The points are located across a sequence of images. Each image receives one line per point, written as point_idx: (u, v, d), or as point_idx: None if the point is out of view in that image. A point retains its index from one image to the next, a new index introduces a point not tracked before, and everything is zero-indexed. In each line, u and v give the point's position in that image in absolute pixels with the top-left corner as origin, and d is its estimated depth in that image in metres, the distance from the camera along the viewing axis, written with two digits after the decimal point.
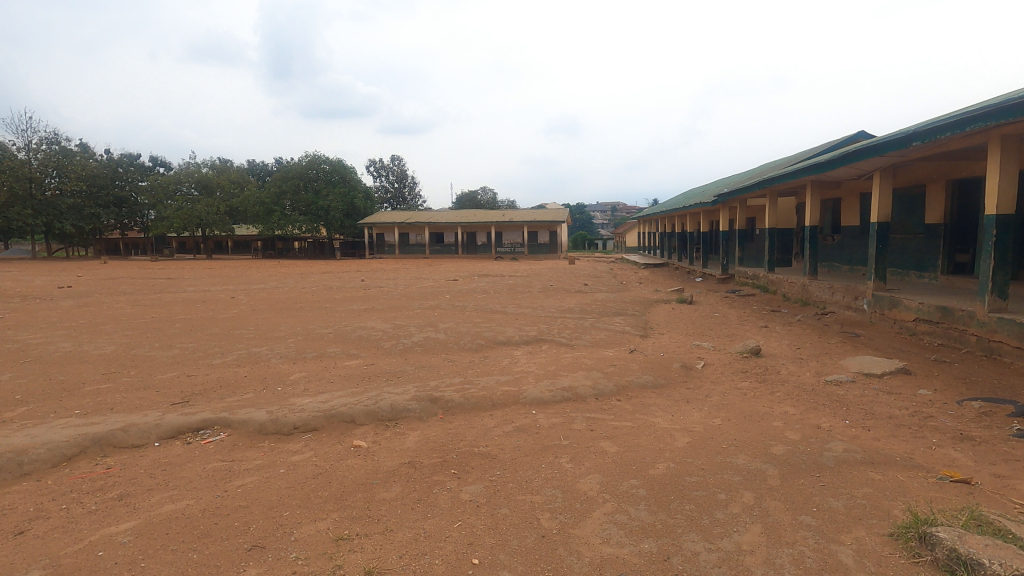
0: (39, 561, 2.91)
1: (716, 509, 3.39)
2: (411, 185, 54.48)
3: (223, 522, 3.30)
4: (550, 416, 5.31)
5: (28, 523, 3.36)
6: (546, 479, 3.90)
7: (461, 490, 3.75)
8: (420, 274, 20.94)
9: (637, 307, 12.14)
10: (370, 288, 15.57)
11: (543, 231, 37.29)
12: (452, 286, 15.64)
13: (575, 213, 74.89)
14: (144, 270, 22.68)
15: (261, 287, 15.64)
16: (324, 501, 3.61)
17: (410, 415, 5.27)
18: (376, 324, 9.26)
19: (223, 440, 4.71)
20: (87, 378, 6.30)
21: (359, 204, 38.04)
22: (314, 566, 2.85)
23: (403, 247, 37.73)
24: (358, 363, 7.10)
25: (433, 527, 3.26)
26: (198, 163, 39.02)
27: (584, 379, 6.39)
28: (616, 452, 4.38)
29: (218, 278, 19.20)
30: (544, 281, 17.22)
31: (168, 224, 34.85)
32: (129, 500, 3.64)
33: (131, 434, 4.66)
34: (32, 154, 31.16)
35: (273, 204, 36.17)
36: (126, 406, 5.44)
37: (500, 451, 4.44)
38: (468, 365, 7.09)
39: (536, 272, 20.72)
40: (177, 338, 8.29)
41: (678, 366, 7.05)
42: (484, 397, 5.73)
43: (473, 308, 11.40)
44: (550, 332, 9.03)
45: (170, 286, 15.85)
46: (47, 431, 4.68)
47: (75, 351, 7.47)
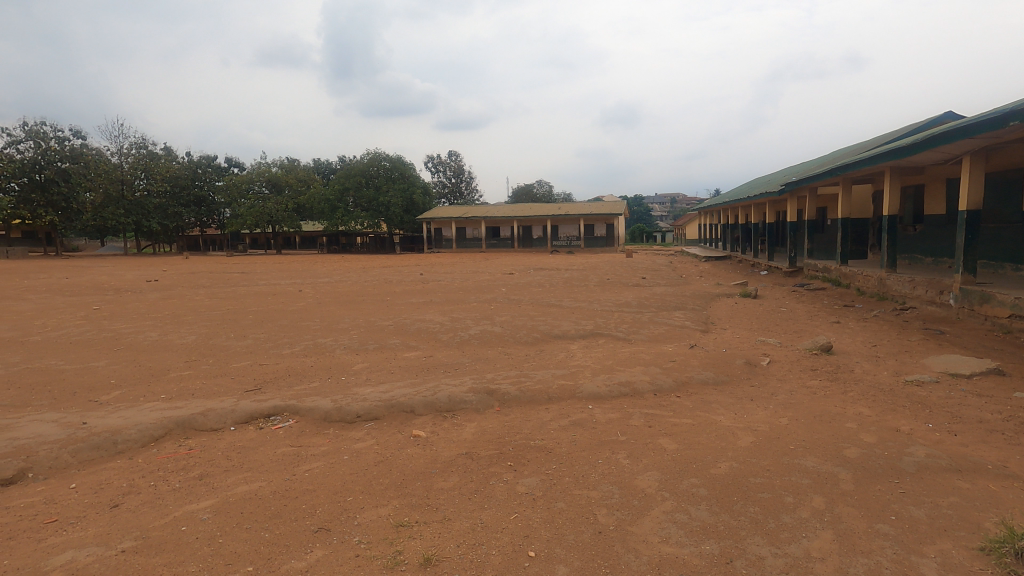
0: (132, 533, 3.17)
1: (783, 513, 3.24)
2: (468, 181, 55.21)
3: (291, 505, 3.47)
4: (607, 411, 5.24)
5: (122, 497, 3.67)
6: (603, 474, 3.87)
7: (517, 482, 3.77)
8: (475, 268, 21.27)
9: (698, 301, 11.79)
10: (428, 281, 15.97)
11: (600, 224, 36.86)
12: (508, 280, 15.77)
13: (634, 204, 73.48)
14: (222, 265, 24.27)
15: (326, 281, 16.39)
16: (385, 488, 3.73)
17: (467, 407, 5.35)
18: (433, 316, 9.47)
19: (292, 427, 4.95)
20: (171, 365, 6.80)
21: (417, 199, 38.86)
22: (376, 551, 2.94)
23: (460, 242, 38.52)
24: (417, 354, 7.29)
25: (491, 518, 3.29)
26: (268, 164, 41.10)
27: (642, 374, 6.26)
28: (676, 450, 4.27)
29: (287, 272, 20.24)
30: (601, 274, 17.00)
31: (242, 221, 36.96)
32: (209, 480, 3.90)
33: (210, 419, 4.99)
34: (124, 159, 33.92)
35: (336, 201, 37.60)
36: (205, 392, 5.82)
37: (556, 445, 4.43)
38: (525, 359, 7.11)
39: (593, 266, 20.50)
40: (250, 329, 8.78)
41: (741, 362, 6.79)
42: (540, 390, 5.73)
43: (529, 302, 11.46)
44: (607, 326, 8.91)
45: (244, 281, 16.84)
46: (137, 413, 5.08)
47: (162, 339, 8.07)
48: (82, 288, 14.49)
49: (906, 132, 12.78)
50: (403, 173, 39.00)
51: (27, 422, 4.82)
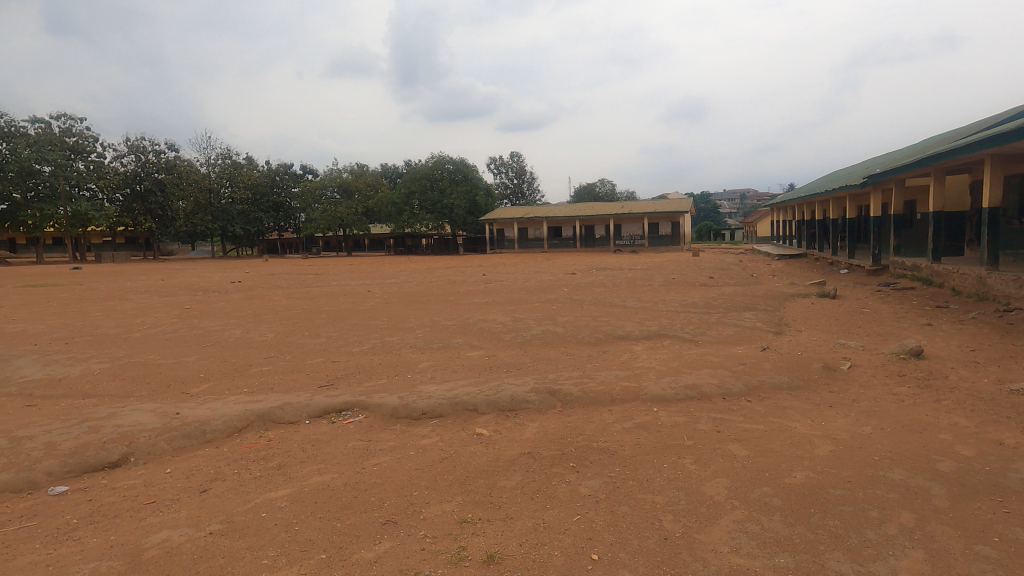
0: (218, 516, 3.41)
1: (866, 528, 3.03)
2: (530, 181, 55.37)
3: (361, 497, 3.61)
4: (673, 414, 5.10)
5: (210, 483, 3.96)
6: (668, 479, 3.76)
7: (580, 483, 3.74)
8: (537, 268, 21.27)
9: (770, 302, 11.22)
10: (491, 282, 16.16)
11: (665, 223, 35.88)
12: (571, 280, 15.66)
13: (700, 202, 70.92)
14: (298, 267, 25.52)
15: (393, 282, 16.96)
16: (449, 484, 3.80)
17: (530, 407, 5.37)
18: (496, 316, 9.56)
19: (361, 422, 5.15)
20: (253, 361, 7.26)
21: (480, 201, 39.39)
22: (440, 545, 3.01)
23: (522, 242, 38.71)
24: (480, 354, 7.39)
25: (553, 518, 3.28)
26: (340, 170, 42.95)
27: (710, 377, 6.03)
28: (747, 456, 4.09)
29: (357, 273, 21.08)
30: (666, 274, 16.56)
31: (316, 225, 38.80)
32: (285, 470, 4.13)
33: (287, 412, 5.28)
34: (211, 168, 36.55)
35: (402, 204, 38.74)
36: (283, 387, 6.17)
37: (620, 447, 4.36)
38: (587, 359, 7.04)
39: (657, 265, 20.01)
40: (323, 327, 9.22)
41: (818, 366, 6.41)
42: (603, 391, 5.65)
43: (591, 302, 11.35)
44: (672, 327, 8.67)
45: (318, 282, 17.71)
46: (223, 405, 5.47)
47: (244, 336, 8.64)
48: (176, 289, 15.73)
49: (1009, 116, 11.61)
50: (466, 176, 39.61)
51: (130, 411, 5.29)
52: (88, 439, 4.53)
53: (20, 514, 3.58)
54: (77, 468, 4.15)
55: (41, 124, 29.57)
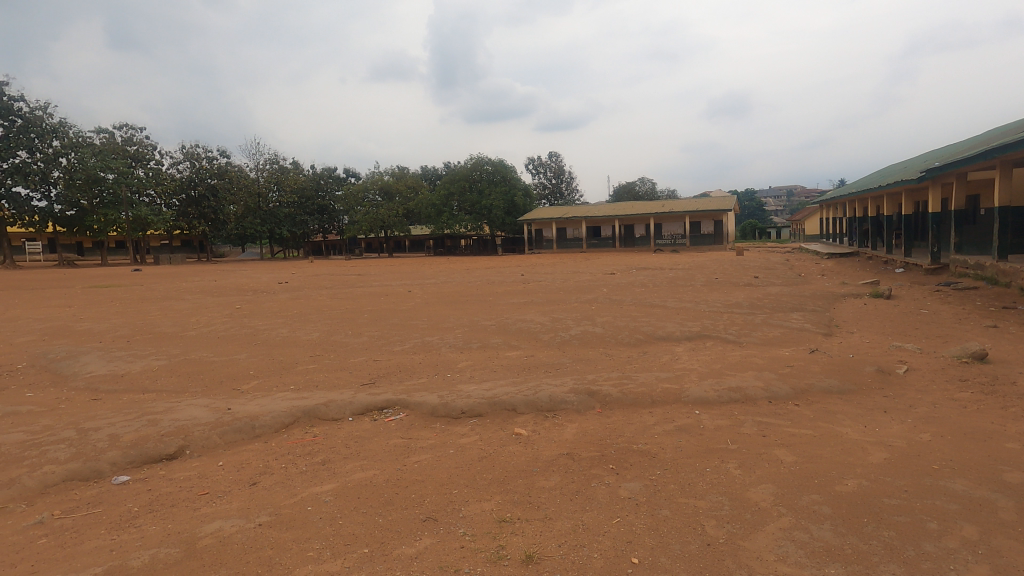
0: (267, 509, 3.54)
1: (924, 540, 2.89)
2: (569, 181, 55.10)
3: (402, 494, 3.67)
4: (715, 418, 4.98)
5: (259, 476, 4.11)
6: (711, 484, 3.68)
7: (620, 486, 3.70)
8: (576, 268, 21.17)
9: (819, 302, 10.80)
10: (529, 282, 16.17)
11: (707, 222, 35.07)
12: (610, 280, 15.49)
13: (745, 199, 68.94)
14: (341, 268, 26.18)
15: (433, 282, 17.19)
16: (488, 483, 3.83)
17: (569, 407, 5.34)
18: (535, 317, 9.56)
19: (402, 420, 5.24)
20: (299, 359, 7.50)
21: (518, 201, 39.51)
22: (479, 544, 3.04)
23: (560, 242, 38.63)
24: (519, 354, 7.39)
25: (592, 520, 3.26)
26: (381, 173, 43.86)
27: (755, 380, 5.86)
28: (794, 462, 3.95)
29: (398, 274, 21.46)
30: (708, 274, 16.18)
31: (358, 227, 39.71)
32: (330, 466, 4.25)
33: (331, 409, 5.42)
34: (260, 173, 37.93)
35: (442, 206, 39.22)
36: (327, 384, 6.35)
37: (661, 450, 4.29)
38: (626, 360, 6.95)
39: (699, 265, 19.57)
40: (365, 327, 9.43)
41: (871, 369, 6.13)
42: (643, 393, 5.57)
43: (631, 302, 11.20)
44: (714, 328, 8.45)
45: (361, 282, 18.13)
46: (271, 401, 5.66)
47: (291, 335, 8.93)
48: (228, 289, 16.41)
49: None
50: (504, 176, 39.74)
51: (185, 406, 5.55)
52: (147, 431, 4.77)
53: (87, 501, 3.81)
54: (137, 459, 4.39)
55: (105, 134, 31.35)
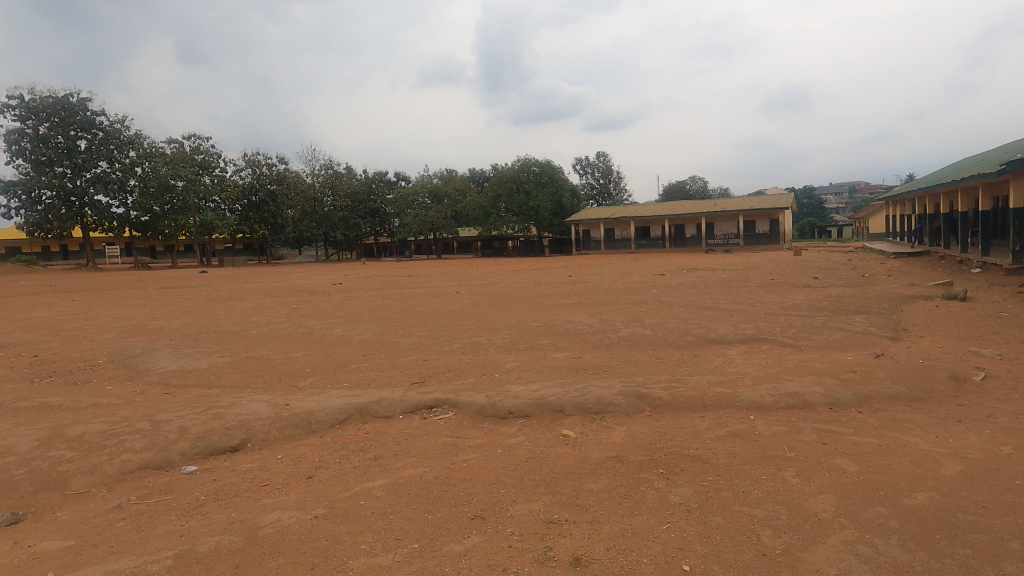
0: (322, 502, 3.67)
1: (1005, 561, 2.68)
2: (617, 181, 54.46)
3: (451, 492, 3.73)
4: (771, 424, 4.80)
5: (315, 470, 4.27)
6: (766, 492, 3.54)
7: (670, 491, 3.62)
8: (625, 269, 20.85)
9: (886, 304, 10.22)
10: (577, 283, 16.07)
11: (762, 220, 33.81)
12: (660, 281, 15.19)
13: (803, 196, 66.01)
14: (392, 270, 26.82)
15: (481, 283, 17.34)
16: (535, 483, 3.83)
17: (617, 410, 5.28)
18: (582, 318, 9.49)
19: (451, 418, 5.32)
20: (352, 357, 7.73)
21: (565, 202, 39.36)
22: (527, 544, 3.04)
23: (609, 243, 38.21)
24: (566, 356, 7.36)
25: (642, 525, 3.20)
26: (430, 176, 44.66)
27: (814, 385, 5.61)
28: (857, 473, 3.75)
29: (447, 275, 21.78)
30: (763, 275, 15.59)
31: (409, 230, 40.58)
32: (381, 462, 4.36)
33: (383, 406, 5.57)
34: (316, 178, 39.41)
35: (490, 207, 39.58)
36: (379, 383, 6.52)
37: (713, 456, 4.17)
38: (677, 363, 6.80)
39: (754, 265, 18.89)
40: (415, 327, 9.62)
41: (944, 376, 5.75)
42: (695, 397, 5.44)
43: (682, 304, 10.95)
44: (771, 331, 8.14)
45: (411, 283, 18.50)
46: (326, 398, 5.87)
47: (345, 334, 9.23)
48: (286, 290, 17.13)
49: None
50: (552, 177, 39.60)
51: (247, 401, 5.83)
52: (213, 424, 5.04)
53: (159, 488, 4.07)
54: (205, 450, 4.65)
55: (176, 144, 33.34)
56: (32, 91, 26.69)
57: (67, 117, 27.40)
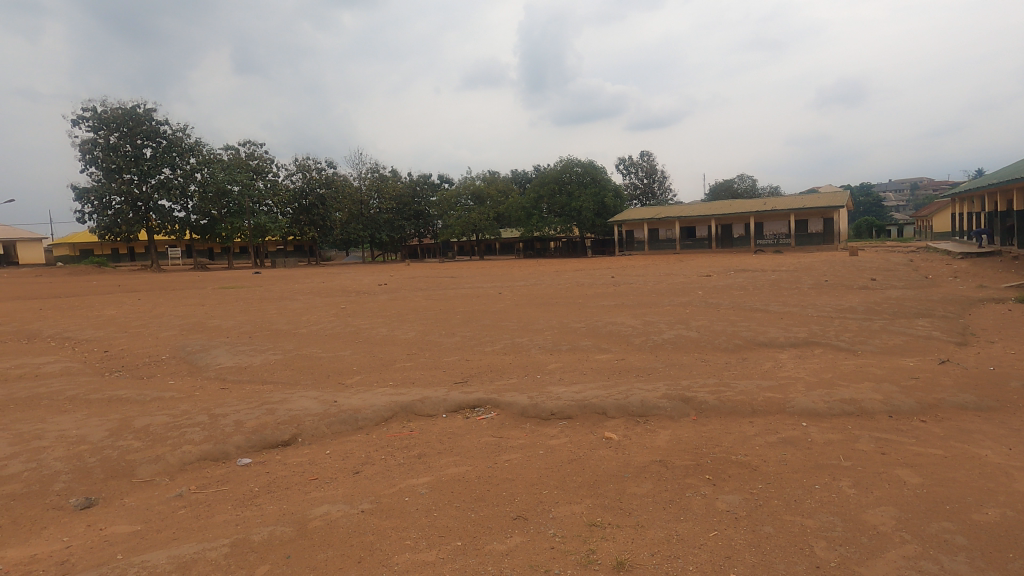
0: (367, 497, 3.76)
1: None
2: (661, 180, 53.51)
3: (493, 491, 3.76)
4: (826, 431, 4.60)
5: (361, 465, 4.39)
6: (820, 502, 3.40)
7: (717, 498, 3.53)
8: (670, 270, 20.48)
9: (952, 308, 9.63)
10: (620, 284, 15.85)
11: (815, 220, 32.49)
12: (706, 282, 14.81)
13: (861, 194, 63.02)
14: (436, 271, 27.18)
15: (523, 284, 17.34)
16: (578, 485, 3.81)
17: (661, 413, 5.19)
18: (626, 319, 9.36)
19: (493, 418, 5.36)
20: (397, 357, 7.88)
21: (608, 202, 38.95)
22: (569, 546, 3.03)
23: (653, 243, 37.59)
24: (609, 357, 7.28)
25: (687, 532, 3.14)
26: (473, 178, 45.08)
27: (871, 392, 5.35)
28: (920, 485, 3.55)
29: (489, 276, 21.94)
30: (817, 276, 14.96)
31: (451, 231, 41.05)
32: (425, 459, 4.43)
33: (427, 405, 5.66)
34: (362, 181, 40.42)
35: (532, 208, 39.60)
36: (423, 382, 6.62)
37: (763, 462, 4.04)
38: (724, 367, 6.62)
39: (806, 266, 18.17)
40: (458, 327, 9.72)
41: (1017, 385, 5.37)
42: (743, 401, 5.28)
43: (729, 305, 10.66)
44: (824, 334, 7.82)
45: (454, 284, 18.72)
46: (371, 396, 6.02)
47: (390, 334, 9.43)
48: (335, 290, 17.68)
49: None
50: (595, 177, 39.27)
51: (298, 397, 6.05)
52: (267, 419, 5.25)
53: (216, 479, 4.27)
54: (258, 443, 4.84)
55: (232, 150, 34.88)
56: (104, 103, 28.54)
57: (135, 127, 29.12)
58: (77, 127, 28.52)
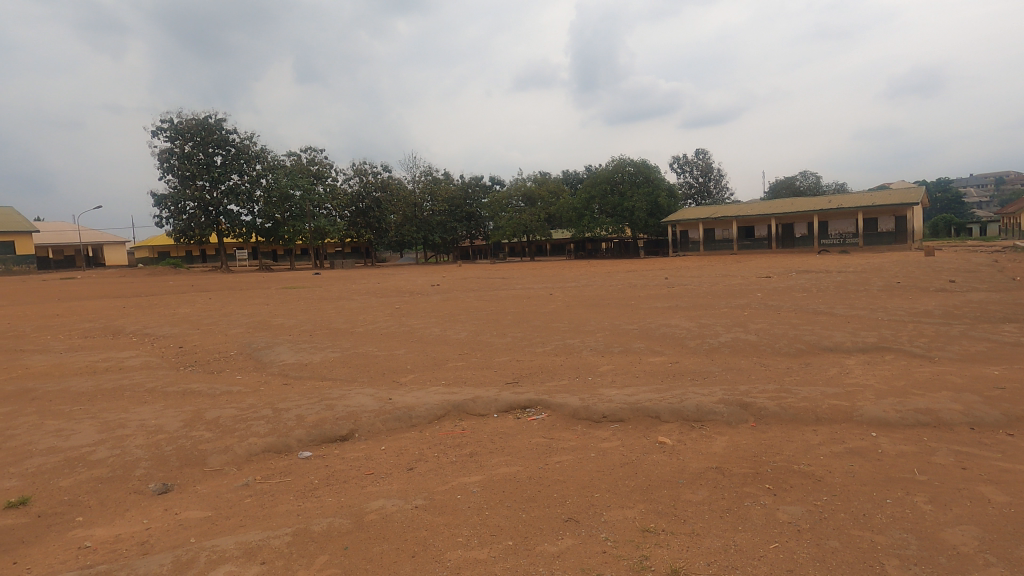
0: (420, 493, 3.84)
1: None
2: (718, 178, 51.88)
3: (544, 492, 3.75)
4: (898, 442, 4.33)
5: (415, 462, 4.48)
6: (892, 518, 3.20)
7: (778, 508, 3.38)
8: (728, 271, 19.84)
9: None
10: (674, 285, 15.48)
11: (886, 218, 30.62)
12: (766, 284, 14.23)
13: (938, 190, 58.90)
14: (487, 272, 27.44)
15: (574, 285, 17.20)
16: (630, 490, 3.74)
17: (718, 418, 5.03)
18: (681, 321, 9.13)
19: (544, 419, 5.36)
20: (449, 356, 8.00)
21: (662, 202, 38.14)
22: (622, 551, 2.99)
23: (708, 244, 36.49)
24: (663, 360, 7.13)
25: (746, 542, 3.03)
26: (524, 179, 45.18)
27: (951, 402, 4.98)
28: (1007, 504, 3.28)
29: (541, 277, 21.93)
30: (889, 277, 14.09)
31: (503, 232, 41.25)
32: (477, 458, 4.48)
33: (478, 404, 5.72)
34: (416, 183, 41.22)
35: (583, 209, 39.33)
36: (475, 381, 6.70)
37: (828, 473, 3.85)
38: (786, 372, 6.34)
39: (878, 267, 17.12)
40: (509, 328, 9.77)
41: None
42: (806, 409, 5.04)
43: (790, 308, 10.21)
44: (896, 340, 7.35)
45: (505, 285, 18.81)
46: (424, 394, 6.14)
47: (443, 334, 9.57)
48: (390, 291, 18.15)
49: None
50: (648, 177, 38.57)
51: (355, 394, 6.25)
52: (326, 414, 5.45)
53: (280, 470, 4.47)
54: (318, 437, 5.04)
55: (294, 156, 36.44)
56: (179, 115, 30.50)
57: (207, 136, 30.95)
58: (156, 138, 30.60)
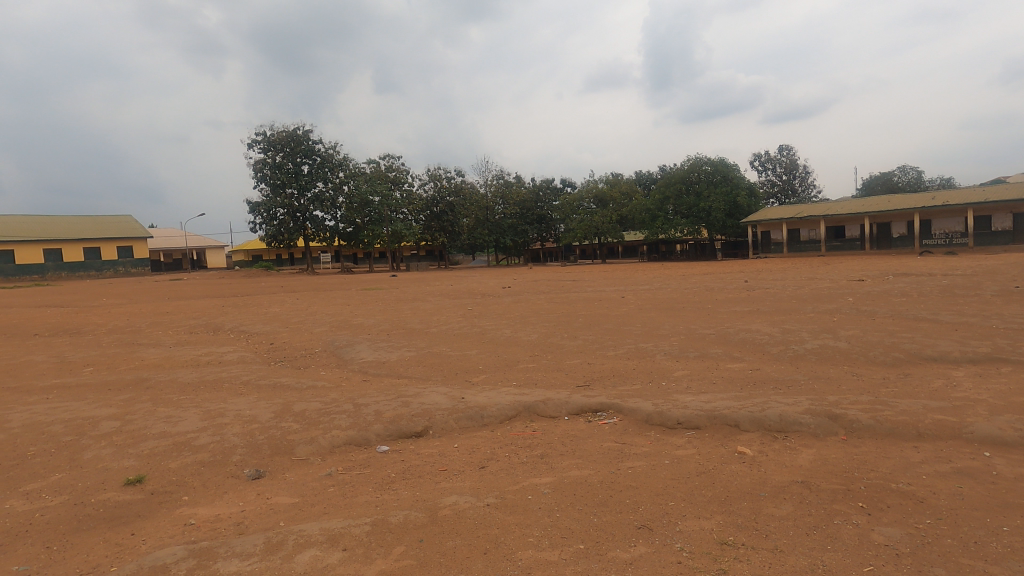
0: (491, 492, 3.89)
1: None
2: (803, 175, 48.93)
3: (616, 497, 3.69)
4: (1016, 464, 3.89)
5: (486, 461, 4.56)
6: (1008, 547, 2.89)
7: (872, 529, 3.14)
8: (815, 274, 18.66)
9: None
10: (755, 289, 14.72)
11: (1000, 215, 27.68)
12: (858, 288, 13.22)
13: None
14: (558, 275, 27.36)
15: (648, 288, 16.78)
16: (708, 500, 3.61)
17: (803, 430, 4.74)
18: (762, 326, 8.69)
19: (616, 423, 5.28)
20: (520, 358, 8.04)
21: (741, 201, 36.44)
22: (698, 563, 2.88)
23: (792, 245, 34.46)
24: (742, 366, 6.81)
25: (836, 562, 2.84)
26: (596, 180, 44.65)
27: None
28: None
29: (612, 280, 21.65)
30: (1005, 280, 12.66)
31: (574, 235, 40.73)
32: (547, 460, 4.49)
33: (549, 406, 5.72)
34: (488, 187, 42.01)
35: (657, 210, 38.36)
36: (546, 383, 6.71)
37: (931, 494, 3.52)
38: (881, 383, 5.87)
39: (992, 269, 15.41)
40: (580, 330, 9.69)
41: None
42: (905, 422, 4.64)
43: (886, 314, 9.43)
44: (1014, 350, 6.61)
45: (576, 287, 18.65)
46: (495, 395, 6.21)
47: (513, 336, 9.65)
48: (463, 293, 18.48)
49: None
50: (726, 175, 36.98)
51: (429, 392, 6.43)
52: (402, 411, 5.65)
53: (360, 463, 4.69)
54: (395, 432, 5.24)
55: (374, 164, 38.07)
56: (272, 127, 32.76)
57: (295, 146, 33.05)
58: (252, 150, 33.09)
